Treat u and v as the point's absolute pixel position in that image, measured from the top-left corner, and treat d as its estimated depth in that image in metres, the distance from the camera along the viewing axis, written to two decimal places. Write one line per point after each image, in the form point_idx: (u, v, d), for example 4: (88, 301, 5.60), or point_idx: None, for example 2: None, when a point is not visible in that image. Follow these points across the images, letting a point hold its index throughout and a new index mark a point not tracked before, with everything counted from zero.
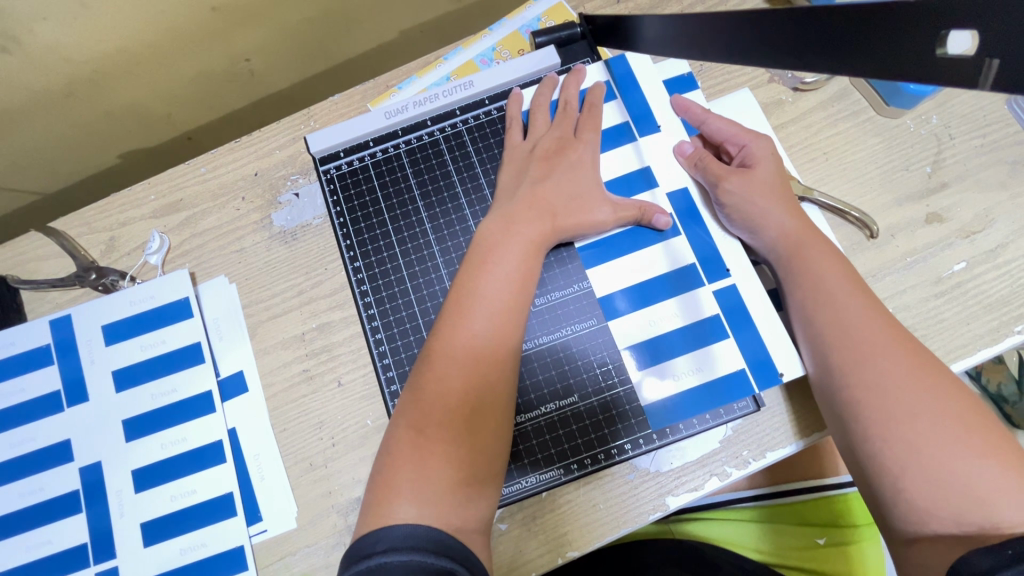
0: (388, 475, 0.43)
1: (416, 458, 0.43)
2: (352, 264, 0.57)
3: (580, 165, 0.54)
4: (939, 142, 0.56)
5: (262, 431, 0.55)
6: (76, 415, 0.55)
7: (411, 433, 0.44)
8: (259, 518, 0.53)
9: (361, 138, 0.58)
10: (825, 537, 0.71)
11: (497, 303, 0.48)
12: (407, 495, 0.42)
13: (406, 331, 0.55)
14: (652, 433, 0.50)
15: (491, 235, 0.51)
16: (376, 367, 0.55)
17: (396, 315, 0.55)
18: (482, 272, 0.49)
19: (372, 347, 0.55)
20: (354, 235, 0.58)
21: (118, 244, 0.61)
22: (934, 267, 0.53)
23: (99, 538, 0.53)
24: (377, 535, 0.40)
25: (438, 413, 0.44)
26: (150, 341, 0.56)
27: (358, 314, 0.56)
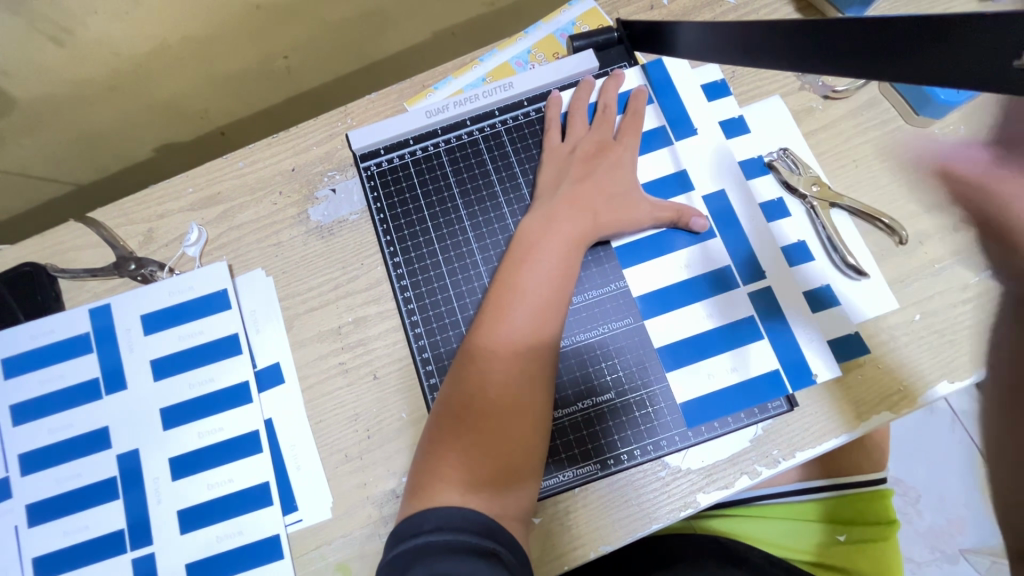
0: (430, 461, 0.46)
1: (457, 446, 0.45)
2: (391, 258, 0.58)
3: (621, 165, 0.56)
4: (967, 152, 0.58)
5: (297, 422, 0.55)
6: (114, 403, 0.56)
7: (452, 421, 0.46)
8: (294, 507, 0.53)
9: (401, 136, 0.59)
10: (847, 534, 0.72)
11: (538, 299, 0.49)
12: (450, 481, 0.44)
13: (444, 325, 0.56)
14: (686, 431, 0.51)
15: (531, 232, 0.53)
16: (414, 361, 0.56)
17: (435, 309, 0.56)
18: (522, 268, 0.51)
19: (410, 341, 0.56)
20: (393, 231, 0.59)
21: (155, 236, 0.62)
22: (961, 274, 0.55)
23: (137, 524, 0.54)
24: (423, 515, 0.42)
25: (478, 404, 0.46)
26: (189, 331, 0.57)
27: (396, 308, 0.57)
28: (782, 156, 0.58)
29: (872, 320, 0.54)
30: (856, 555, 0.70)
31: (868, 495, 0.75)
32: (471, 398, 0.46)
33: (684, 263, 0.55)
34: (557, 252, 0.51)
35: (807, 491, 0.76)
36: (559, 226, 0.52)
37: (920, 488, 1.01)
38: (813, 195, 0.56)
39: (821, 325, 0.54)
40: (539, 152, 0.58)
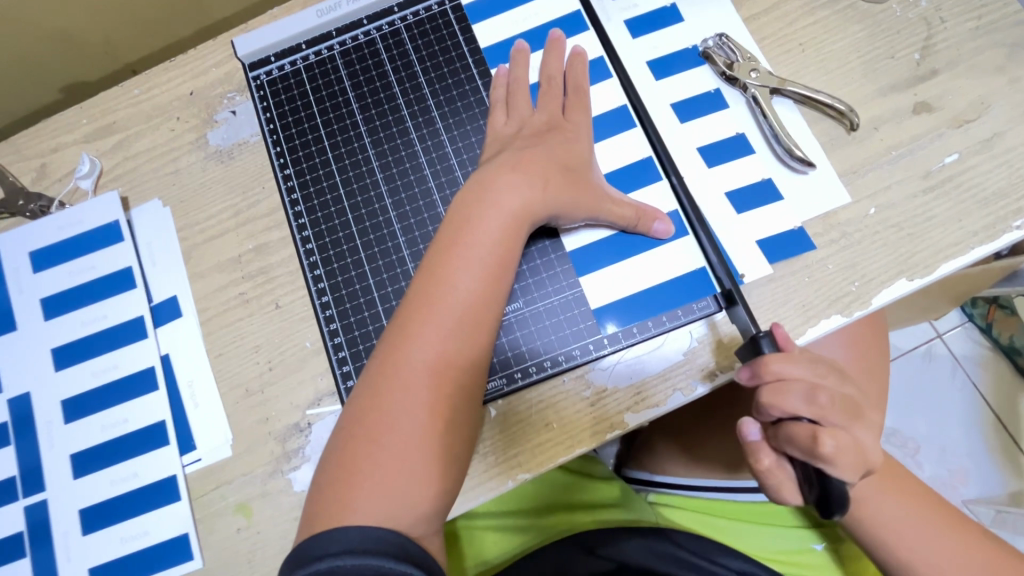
0: (343, 472, 0.38)
1: (371, 454, 0.38)
2: (284, 173, 0.53)
3: (568, 143, 0.47)
4: (929, 26, 0.51)
5: (196, 358, 0.51)
6: (3, 345, 0.52)
7: (370, 419, 0.39)
8: (193, 446, 0.49)
9: (293, 40, 0.54)
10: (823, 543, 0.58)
11: (463, 316, 0.41)
12: (369, 502, 0.37)
13: (338, 240, 0.51)
14: (602, 339, 0.47)
15: (461, 219, 0.44)
16: (306, 280, 0.51)
17: (329, 223, 0.52)
18: (451, 258, 0.43)
19: (301, 258, 0.52)
20: (286, 144, 0.54)
21: (49, 170, 0.57)
22: (923, 161, 0.48)
23: (29, 470, 0.50)
24: (331, 535, 0.35)
25: (400, 411, 0.39)
26: (80, 266, 0.53)
27: (289, 224, 0.53)
28: (719, 44, 0.52)
29: (821, 218, 0.48)
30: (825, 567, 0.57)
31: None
32: (391, 400, 0.39)
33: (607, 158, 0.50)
34: (485, 255, 0.43)
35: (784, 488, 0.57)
36: (485, 237, 0.43)
37: (922, 441, 0.93)
38: (754, 83, 0.50)
39: (757, 222, 0.48)
40: (479, 138, 0.51)
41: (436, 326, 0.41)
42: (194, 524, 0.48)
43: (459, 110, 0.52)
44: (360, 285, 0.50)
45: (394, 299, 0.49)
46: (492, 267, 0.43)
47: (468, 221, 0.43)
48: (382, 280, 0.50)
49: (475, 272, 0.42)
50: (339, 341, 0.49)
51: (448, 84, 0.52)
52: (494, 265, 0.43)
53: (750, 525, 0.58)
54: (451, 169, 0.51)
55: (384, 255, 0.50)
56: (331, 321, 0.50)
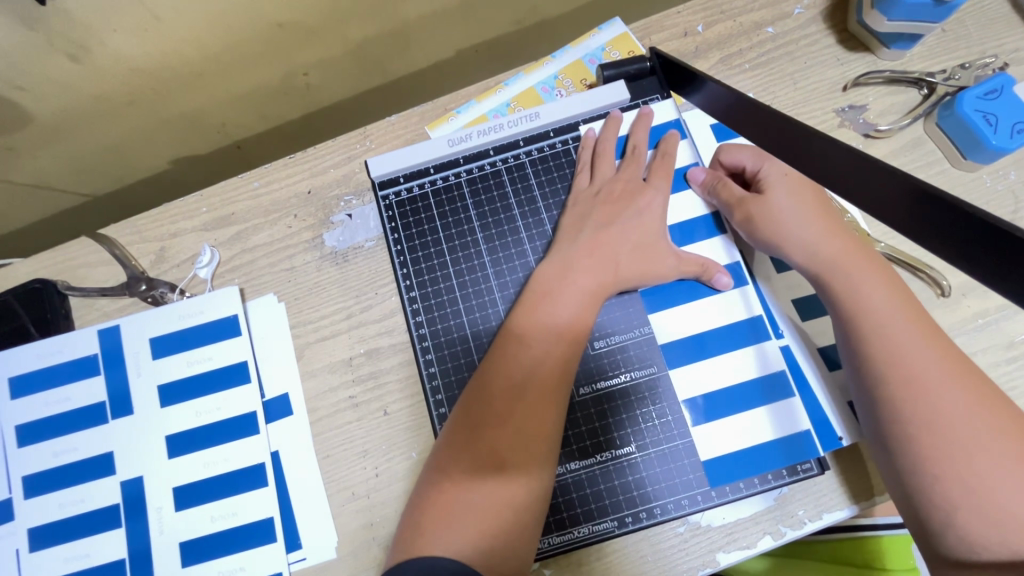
0: (429, 506, 0.44)
1: (450, 488, 0.44)
2: (408, 291, 0.56)
3: (646, 214, 0.53)
4: (1015, 200, 0.55)
5: (305, 457, 0.54)
6: (120, 427, 0.55)
7: (454, 459, 0.46)
8: (298, 545, 0.52)
9: (422, 165, 0.58)
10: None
11: (540, 362, 0.47)
12: (450, 530, 0.43)
13: (459, 358, 0.54)
14: (710, 491, 0.49)
15: (543, 287, 0.51)
16: (425, 396, 0.54)
17: (449, 337, 0.55)
18: (533, 321, 0.49)
19: (421, 372, 0.54)
20: (410, 263, 0.57)
21: (168, 255, 0.60)
22: (1007, 331, 0.52)
23: (138, 554, 0.52)
24: (410, 563, 0.40)
25: (478, 449, 0.45)
26: (195, 357, 0.56)
27: (409, 340, 0.55)
28: None
29: None
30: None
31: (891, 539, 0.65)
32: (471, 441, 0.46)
33: (709, 305, 0.52)
34: (563, 317, 0.49)
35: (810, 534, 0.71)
36: (564, 302, 0.49)
37: None
38: None
39: None
40: None
41: (512, 375, 0.47)
42: None
43: None
44: None
45: None
46: (569, 326, 0.49)
47: (549, 289, 0.50)
48: None
49: (552, 332, 0.48)
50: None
51: None
52: (571, 327, 0.49)
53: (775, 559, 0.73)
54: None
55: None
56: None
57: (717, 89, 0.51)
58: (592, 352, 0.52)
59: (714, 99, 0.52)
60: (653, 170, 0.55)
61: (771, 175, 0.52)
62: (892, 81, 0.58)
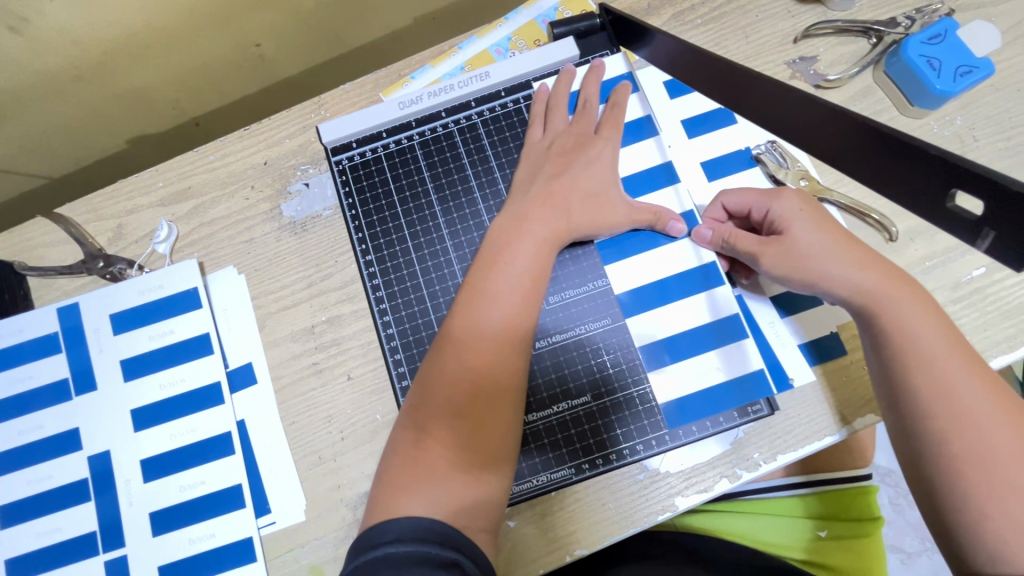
0: (398, 472, 0.45)
1: (416, 453, 0.45)
2: (364, 255, 0.57)
3: (597, 162, 0.53)
4: (962, 144, 0.55)
5: (270, 424, 0.54)
6: (84, 403, 0.55)
7: (418, 423, 0.46)
8: (268, 510, 0.53)
9: (374, 129, 0.58)
10: (828, 530, 0.70)
11: (501, 320, 0.48)
12: (419, 494, 0.43)
13: (415, 316, 0.55)
14: (665, 435, 0.51)
15: (500, 245, 0.51)
16: (384, 356, 0.55)
17: (405, 298, 0.55)
18: (491, 277, 0.49)
19: (380, 332, 0.55)
20: (366, 229, 0.57)
21: (125, 232, 0.60)
22: (953, 272, 0.53)
23: (109, 526, 0.53)
24: (385, 527, 0.41)
25: (443, 412, 0.46)
26: (158, 331, 0.56)
27: (367, 303, 0.56)
28: (769, 149, 0.56)
29: None
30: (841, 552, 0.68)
31: (852, 491, 0.72)
32: (435, 405, 0.46)
33: (662, 258, 0.54)
34: (521, 271, 0.49)
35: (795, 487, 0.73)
36: (521, 255, 0.50)
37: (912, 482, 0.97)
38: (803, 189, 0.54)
39: (798, 327, 0.52)
40: None
41: (472, 338, 0.47)
42: None
43: None
44: None
45: None
46: (528, 278, 0.49)
47: (504, 243, 0.50)
48: None
49: (512, 286, 0.49)
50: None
51: None
52: (530, 281, 0.49)
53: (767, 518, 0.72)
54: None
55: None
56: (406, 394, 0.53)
57: (664, 40, 0.52)
58: (548, 308, 0.54)
59: (660, 48, 0.53)
60: (602, 122, 0.55)
61: (782, 215, 0.49)
62: (842, 31, 0.58)
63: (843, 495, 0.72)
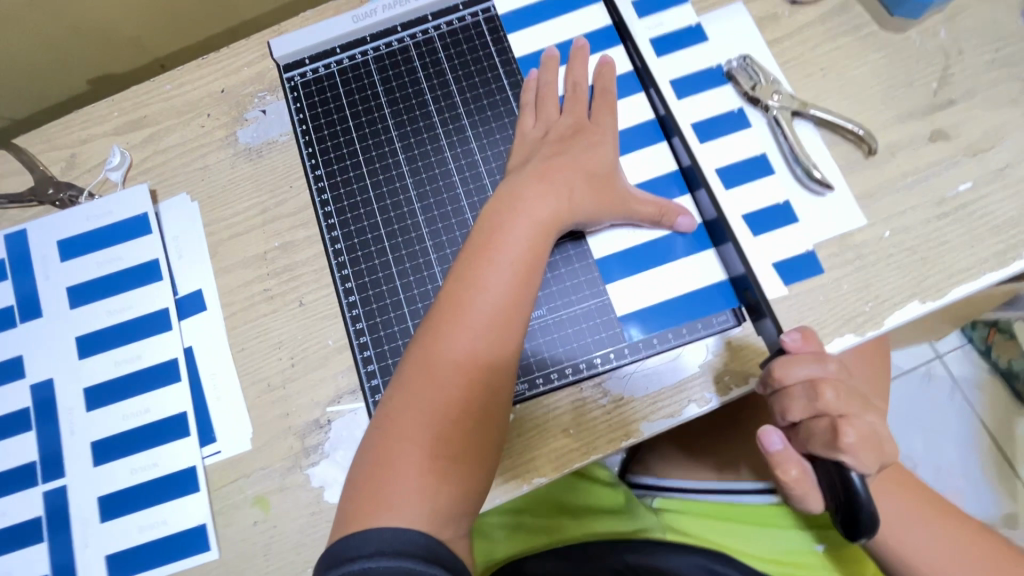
0: (370, 482, 0.39)
1: (395, 455, 0.40)
2: (314, 171, 0.55)
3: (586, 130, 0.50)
4: (946, 57, 0.52)
5: (220, 352, 0.52)
6: (29, 331, 0.53)
7: (400, 422, 0.41)
8: (213, 439, 0.50)
9: (328, 43, 0.57)
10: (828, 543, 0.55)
11: (496, 305, 0.43)
12: (399, 501, 0.38)
13: (364, 229, 0.53)
14: (624, 347, 0.48)
15: (492, 225, 0.46)
16: (332, 271, 0.53)
17: (354, 212, 0.54)
18: (483, 261, 0.44)
19: (328, 247, 0.53)
20: (317, 147, 0.56)
21: (79, 161, 0.58)
22: (938, 188, 0.50)
23: (48, 456, 0.51)
24: (362, 534, 0.37)
25: (418, 423, 0.41)
26: (107, 257, 0.54)
27: (315, 218, 0.54)
28: (743, 65, 0.53)
29: (837, 239, 0.49)
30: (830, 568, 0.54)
31: None
32: (407, 414, 0.41)
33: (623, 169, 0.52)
34: (514, 259, 0.44)
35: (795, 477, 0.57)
36: (513, 241, 0.45)
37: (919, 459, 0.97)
38: (776, 104, 0.51)
39: (771, 243, 0.50)
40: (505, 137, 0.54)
41: (463, 330, 0.42)
42: (212, 516, 0.48)
43: (493, 130, 0.54)
44: (383, 273, 0.52)
45: (416, 290, 0.51)
46: (513, 266, 0.44)
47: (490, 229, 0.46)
48: (408, 279, 0.52)
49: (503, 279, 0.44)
50: (364, 340, 0.51)
51: (478, 93, 0.55)
52: (524, 268, 0.44)
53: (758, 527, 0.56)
54: (477, 174, 0.53)
55: (412, 256, 0.52)
56: (352, 308, 0.51)
57: None
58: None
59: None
60: (573, 54, 0.53)
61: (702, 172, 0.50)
62: None
63: None
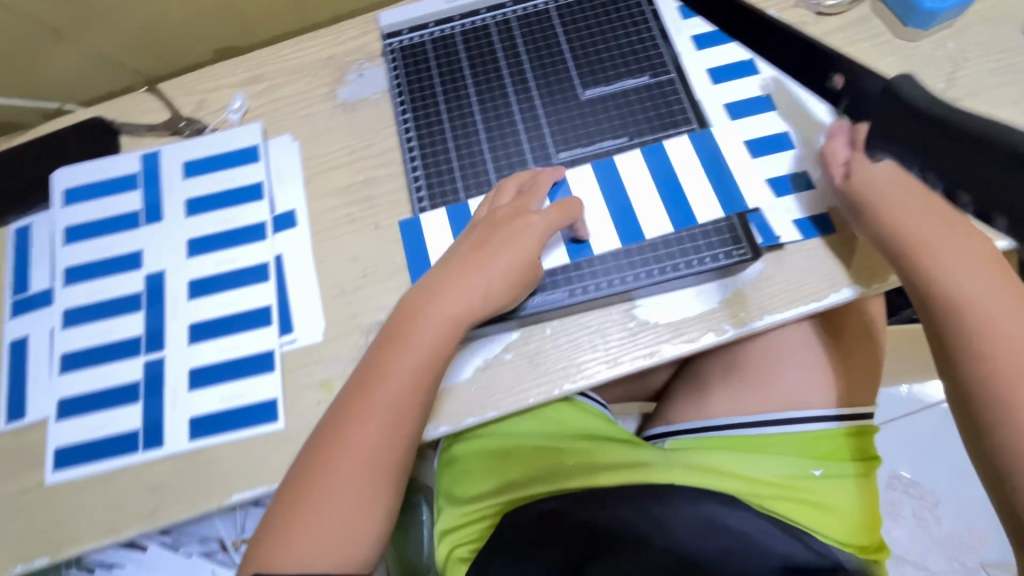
0: (288, 506, 0.47)
1: (312, 485, 0.47)
2: (402, 116, 0.65)
3: (521, 234, 0.53)
4: (954, 63, 0.60)
5: (304, 260, 0.61)
6: (149, 230, 0.64)
7: (317, 462, 0.47)
8: (290, 329, 0.58)
9: (423, 19, 0.69)
10: (821, 470, 0.64)
11: (410, 365, 0.49)
12: (302, 549, 0.45)
13: (440, 164, 0.63)
14: (652, 269, 0.55)
15: (409, 318, 0.51)
16: (409, 195, 0.62)
17: (434, 150, 0.63)
18: (393, 356, 0.50)
19: (408, 175, 0.63)
20: (407, 98, 0.66)
21: (206, 104, 0.70)
22: None
23: (152, 331, 0.60)
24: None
25: (337, 483, 0.46)
26: (220, 177, 0.65)
27: (400, 153, 0.64)
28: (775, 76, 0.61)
29: None
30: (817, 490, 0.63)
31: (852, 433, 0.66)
32: (333, 485, 0.46)
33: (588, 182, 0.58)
34: (424, 354, 0.50)
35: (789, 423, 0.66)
36: (427, 325, 0.50)
37: None
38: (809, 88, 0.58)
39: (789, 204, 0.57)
40: (563, 98, 0.63)
41: (385, 386, 0.49)
42: (283, 392, 0.56)
43: (555, 93, 0.63)
44: (453, 198, 0.61)
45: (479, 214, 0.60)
46: (437, 333, 0.50)
47: (420, 324, 0.50)
48: (474, 205, 0.60)
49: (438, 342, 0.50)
50: (432, 249, 0.59)
51: (544, 64, 0.65)
52: (427, 366, 0.50)
53: (753, 455, 0.64)
54: (537, 125, 0.63)
55: (478, 187, 0.61)
56: (424, 226, 0.60)
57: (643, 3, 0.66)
58: (556, 160, 0.61)
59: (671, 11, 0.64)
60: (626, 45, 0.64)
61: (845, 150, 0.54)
62: None
63: (844, 437, 0.66)
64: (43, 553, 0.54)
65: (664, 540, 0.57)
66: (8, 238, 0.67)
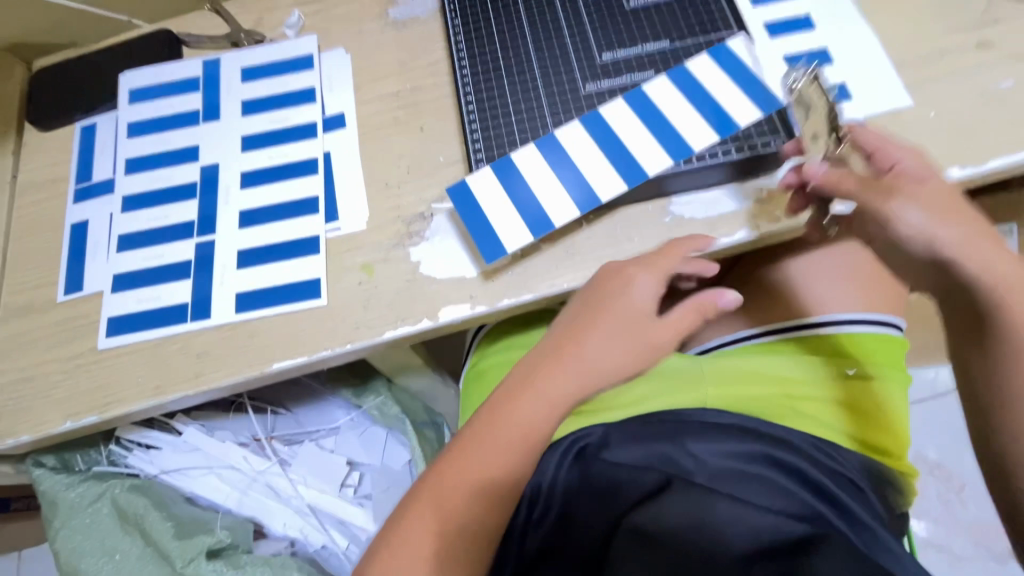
0: (416, 519, 0.45)
1: (445, 516, 0.45)
2: (452, 21, 0.68)
3: (660, 266, 0.51)
4: None
5: (351, 157, 0.64)
6: (207, 128, 0.67)
7: (459, 473, 0.46)
8: (335, 217, 0.61)
9: None
10: (853, 370, 0.60)
11: (562, 393, 0.49)
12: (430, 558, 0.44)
13: (487, 64, 0.65)
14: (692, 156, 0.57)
15: (561, 346, 0.51)
16: (455, 92, 0.65)
17: (481, 51, 0.66)
18: (552, 373, 0.49)
19: (455, 74, 0.65)
20: (457, 6, 0.69)
21: (265, 22, 0.74)
22: (982, 83, 0.57)
23: (205, 216, 0.63)
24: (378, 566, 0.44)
25: (458, 492, 0.46)
26: (276, 82, 0.68)
27: (448, 55, 0.67)
28: None
29: (886, 114, 0.57)
30: (856, 394, 0.59)
31: (882, 338, 0.61)
32: (447, 493, 0.46)
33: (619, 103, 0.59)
34: (579, 384, 0.49)
35: (815, 327, 0.62)
36: (590, 358, 0.49)
37: None
38: None
39: None
40: (608, 8, 0.66)
41: (525, 414, 0.48)
42: (326, 273, 0.58)
43: (600, 3, 0.66)
44: (498, 93, 0.64)
45: (523, 107, 0.62)
46: (596, 370, 0.49)
47: (521, 395, 0.49)
48: (518, 100, 0.63)
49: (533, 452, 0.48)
50: (476, 138, 0.62)
51: None
52: (577, 384, 0.49)
53: (771, 357, 0.61)
54: (582, 29, 0.65)
55: (522, 84, 0.64)
56: (468, 118, 0.63)
57: None
58: (599, 62, 0.63)
59: None
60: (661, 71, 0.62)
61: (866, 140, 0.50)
62: None
63: (874, 341, 0.61)
64: (92, 410, 0.57)
65: (704, 480, 0.50)
66: (74, 134, 0.71)
